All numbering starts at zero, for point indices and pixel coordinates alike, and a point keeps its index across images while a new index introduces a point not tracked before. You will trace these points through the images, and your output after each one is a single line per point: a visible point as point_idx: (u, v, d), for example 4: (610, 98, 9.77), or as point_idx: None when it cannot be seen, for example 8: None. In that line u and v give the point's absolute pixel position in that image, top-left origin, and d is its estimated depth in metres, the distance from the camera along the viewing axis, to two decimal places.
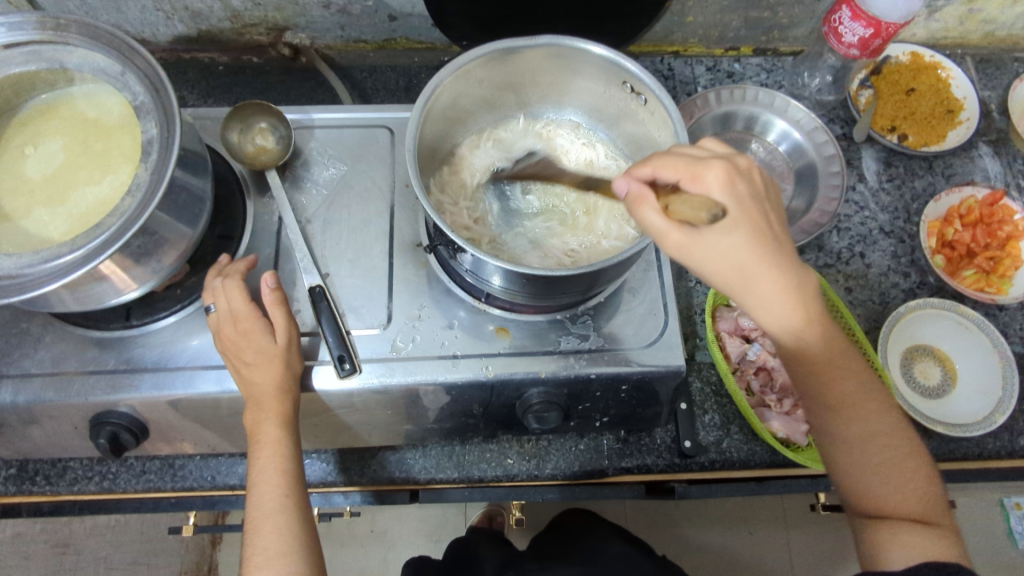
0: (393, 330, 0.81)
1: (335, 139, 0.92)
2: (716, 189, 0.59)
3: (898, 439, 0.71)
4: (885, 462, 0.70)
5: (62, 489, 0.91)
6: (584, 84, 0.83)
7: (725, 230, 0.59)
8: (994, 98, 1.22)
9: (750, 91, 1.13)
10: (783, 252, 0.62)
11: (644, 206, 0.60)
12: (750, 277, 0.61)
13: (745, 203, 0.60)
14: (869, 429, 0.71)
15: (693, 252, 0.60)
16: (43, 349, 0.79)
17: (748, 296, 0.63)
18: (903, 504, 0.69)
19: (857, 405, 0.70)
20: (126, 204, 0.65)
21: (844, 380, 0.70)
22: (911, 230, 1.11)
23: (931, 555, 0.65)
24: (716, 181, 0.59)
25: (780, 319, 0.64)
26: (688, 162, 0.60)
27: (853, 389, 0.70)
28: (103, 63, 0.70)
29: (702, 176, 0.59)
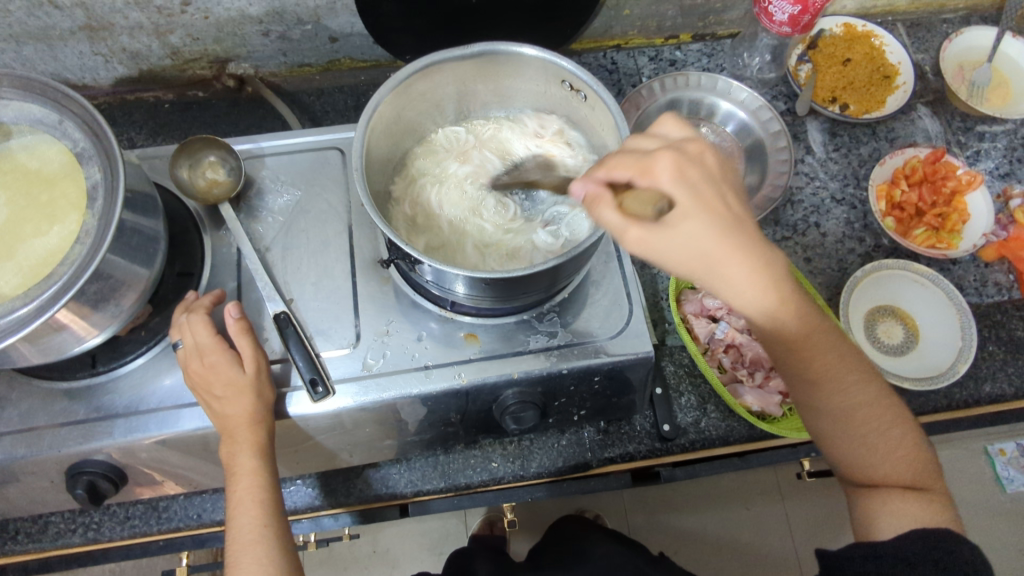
0: (363, 348, 0.82)
1: (287, 165, 0.92)
2: (667, 179, 0.59)
3: (882, 407, 0.72)
4: (873, 430, 0.72)
5: (46, 545, 0.89)
6: (524, 85, 0.84)
7: (682, 220, 0.59)
8: (927, 60, 1.26)
9: (693, 77, 1.16)
10: (748, 236, 0.62)
11: (603, 206, 0.59)
12: (722, 265, 0.61)
13: (703, 188, 0.60)
14: (851, 401, 0.72)
15: (654, 246, 0.60)
16: (11, 407, 0.78)
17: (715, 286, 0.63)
18: (893, 471, 0.71)
19: (840, 377, 0.71)
20: (77, 252, 0.65)
21: (825, 355, 0.71)
22: (862, 196, 1.14)
23: (920, 520, 0.68)
24: (667, 172, 0.59)
25: (751, 300, 0.64)
26: (638, 156, 0.60)
27: (833, 363, 0.71)
28: (38, 113, 0.71)
29: (654, 166, 0.59)
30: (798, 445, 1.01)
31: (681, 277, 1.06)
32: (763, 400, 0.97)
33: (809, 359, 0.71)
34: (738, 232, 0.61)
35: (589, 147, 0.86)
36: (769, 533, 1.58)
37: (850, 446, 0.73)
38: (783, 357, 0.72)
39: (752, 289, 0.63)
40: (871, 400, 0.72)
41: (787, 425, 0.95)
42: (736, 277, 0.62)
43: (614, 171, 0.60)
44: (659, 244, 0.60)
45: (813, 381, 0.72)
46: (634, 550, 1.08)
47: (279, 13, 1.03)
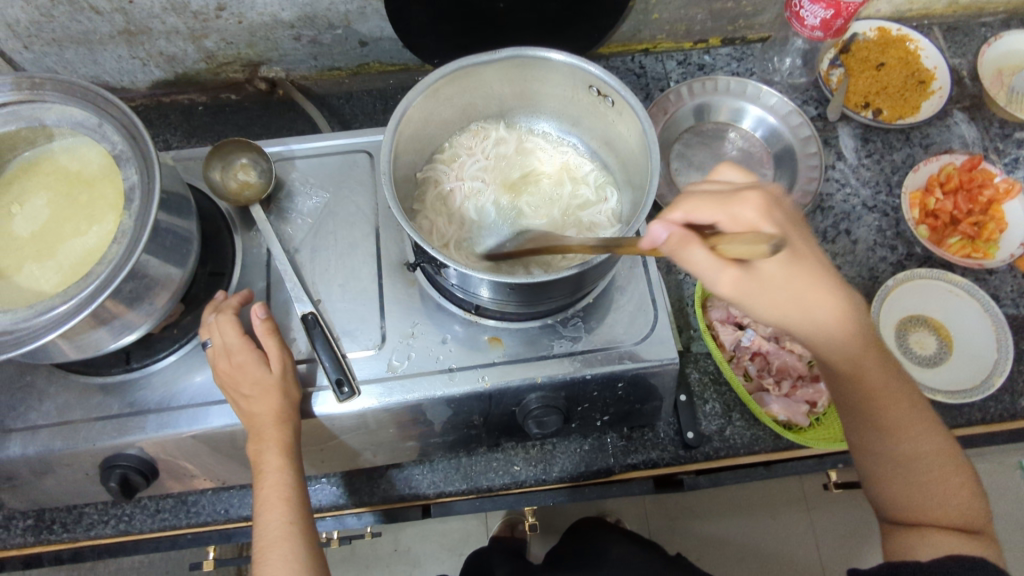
0: (389, 350, 0.83)
1: (317, 168, 0.94)
2: (757, 221, 0.58)
3: (942, 454, 0.72)
4: (936, 479, 0.70)
5: (79, 535, 0.92)
6: (552, 90, 0.84)
7: (777, 267, 0.61)
8: (964, 65, 1.23)
9: (721, 82, 1.15)
10: (833, 279, 0.65)
11: (692, 246, 0.56)
12: (806, 304, 0.64)
13: (788, 233, 0.61)
14: (913, 447, 0.71)
15: (745, 291, 0.60)
16: (49, 401, 0.80)
17: (797, 322, 0.65)
18: (944, 514, 0.69)
19: (905, 423, 0.72)
20: (113, 251, 0.67)
21: (895, 405, 0.72)
22: (894, 204, 1.11)
23: (958, 549, 0.66)
24: (753, 215, 0.58)
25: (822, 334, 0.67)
26: (721, 199, 0.59)
27: (901, 408, 0.72)
28: (79, 117, 0.72)
29: (738, 214, 0.58)
30: (825, 456, 0.99)
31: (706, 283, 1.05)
32: (789, 409, 0.95)
33: (876, 405, 0.72)
34: (815, 274, 0.63)
35: (616, 152, 0.85)
36: (793, 544, 1.56)
37: (908, 492, 0.71)
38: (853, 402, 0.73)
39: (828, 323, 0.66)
40: (933, 448, 0.71)
41: (815, 435, 0.93)
42: (819, 312, 0.65)
43: (693, 215, 0.59)
44: (750, 288, 0.60)
45: (883, 431, 0.72)
46: (654, 552, 1.08)
47: (311, 18, 1.04)
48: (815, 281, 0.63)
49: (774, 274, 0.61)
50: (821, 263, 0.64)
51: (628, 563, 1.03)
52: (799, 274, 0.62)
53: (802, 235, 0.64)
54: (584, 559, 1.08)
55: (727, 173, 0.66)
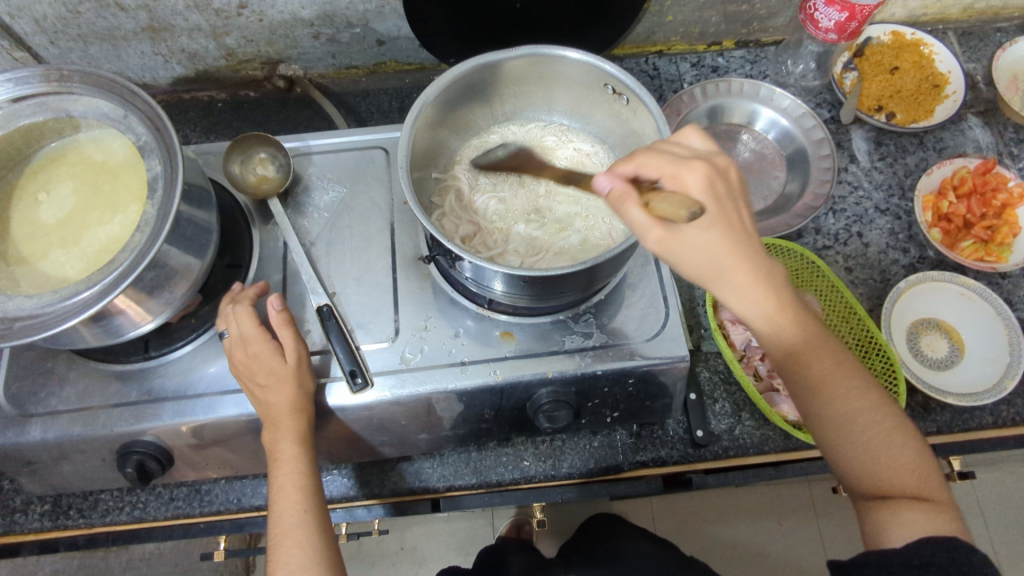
0: (402, 343, 0.84)
1: (333, 164, 0.95)
2: (695, 190, 0.61)
3: (883, 419, 0.71)
4: (874, 435, 0.71)
5: (94, 521, 0.93)
6: (567, 88, 0.85)
7: (707, 230, 0.62)
8: (979, 70, 1.23)
9: (735, 84, 1.15)
10: (756, 250, 0.66)
11: (629, 203, 0.60)
12: (728, 274, 0.65)
13: (724, 203, 0.63)
14: (856, 416, 0.71)
15: (674, 248, 0.62)
16: (69, 387, 0.82)
17: (727, 292, 0.67)
18: (897, 481, 0.69)
19: (846, 393, 0.72)
20: (136, 239, 0.69)
21: (823, 365, 0.72)
22: (907, 206, 1.11)
23: (932, 527, 0.65)
24: (697, 179, 0.61)
25: (755, 306, 0.68)
26: (673, 160, 0.62)
27: (837, 377, 0.72)
28: (106, 108, 0.74)
29: (684, 178, 0.61)
30: None
31: None
32: (800, 409, 0.95)
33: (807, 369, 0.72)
34: (743, 246, 0.64)
35: (630, 149, 0.86)
36: (801, 549, 1.55)
37: (849, 449, 0.71)
38: (783, 362, 0.72)
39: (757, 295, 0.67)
40: (875, 414, 0.71)
41: None
42: (742, 287, 0.66)
43: (643, 171, 0.62)
44: (676, 246, 0.62)
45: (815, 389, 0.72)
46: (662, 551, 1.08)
47: (330, 16, 1.06)
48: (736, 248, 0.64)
49: (700, 236, 0.62)
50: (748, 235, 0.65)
51: (638, 562, 1.03)
52: (725, 240, 0.63)
53: (740, 204, 0.65)
54: (593, 557, 1.08)
55: (692, 138, 0.67)
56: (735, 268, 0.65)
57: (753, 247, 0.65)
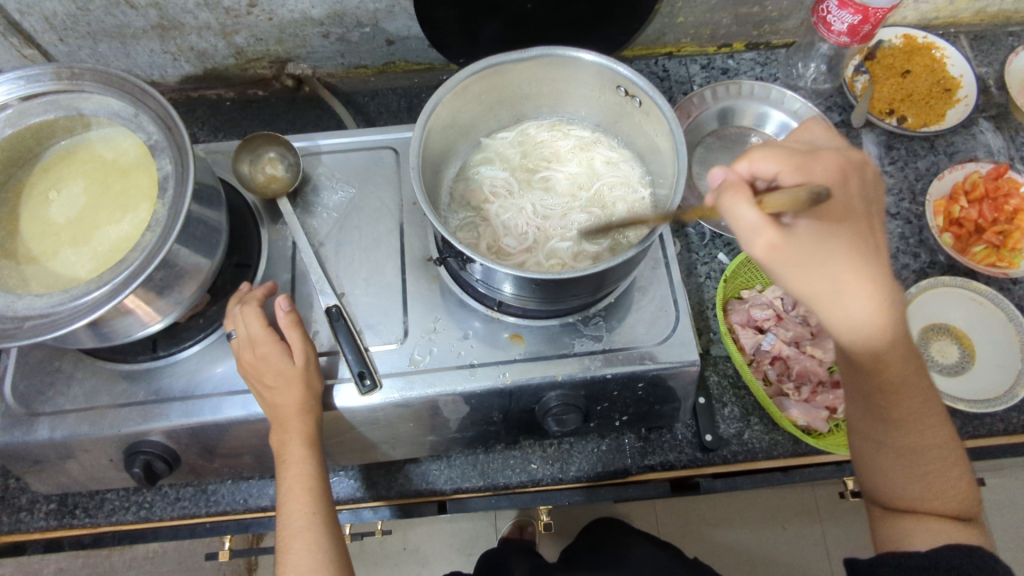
0: (411, 344, 0.83)
1: (343, 163, 0.95)
2: (822, 178, 0.63)
3: (945, 447, 0.71)
4: (935, 469, 0.70)
5: (100, 521, 0.93)
6: (579, 89, 0.85)
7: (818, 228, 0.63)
8: (991, 74, 1.22)
9: (746, 86, 1.15)
10: (874, 264, 0.64)
11: (741, 196, 0.58)
12: (843, 283, 0.64)
13: (838, 201, 0.64)
14: (921, 437, 0.70)
15: (787, 249, 0.61)
16: (76, 386, 0.82)
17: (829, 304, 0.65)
18: (940, 503, 0.69)
19: (919, 416, 0.70)
20: (147, 239, 0.68)
21: (912, 397, 0.70)
22: (918, 211, 1.11)
23: (956, 541, 0.65)
24: (822, 174, 0.63)
25: (859, 322, 0.66)
26: (798, 157, 0.64)
27: (918, 402, 0.70)
28: (117, 108, 0.74)
29: (812, 168, 0.63)
30: (844, 463, 0.98)
31: (729, 286, 1.04)
32: (809, 414, 0.94)
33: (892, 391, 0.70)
34: (855, 252, 0.64)
35: (642, 151, 0.86)
36: (805, 554, 1.55)
37: (909, 477, 0.70)
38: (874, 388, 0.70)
39: (862, 311, 0.65)
40: (939, 441, 0.70)
41: (834, 441, 0.92)
42: (847, 297, 0.64)
43: (758, 166, 0.63)
44: (790, 244, 0.61)
45: (894, 417, 0.71)
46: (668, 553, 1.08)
47: (340, 16, 1.05)
48: (848, 260, 0.63)
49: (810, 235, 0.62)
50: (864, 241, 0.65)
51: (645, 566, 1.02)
52: (839, 236, 0.63)
53: (859, 208, 0.66)
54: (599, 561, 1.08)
55: (814, 134, 0.70)
56: (851, 278, 0.63)
57: (868, 256, 0.65)
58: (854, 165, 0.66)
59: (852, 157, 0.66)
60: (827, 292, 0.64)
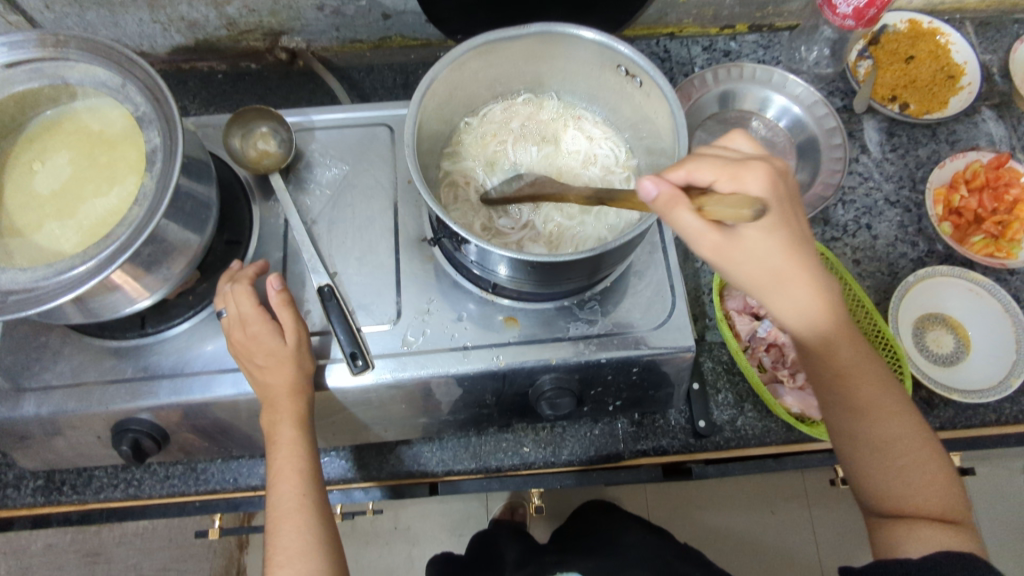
0: (403, 325, 0.82)
1: (336, 140, 0.93)
2: (755, 190, 0.61)
3: (918, 443, 0.71)
4: (909, 463, 0.70)
5: (88, 498, 0.92)
6: (578, 68, 0.83)
7: (762, 231, 0.65)
8: (995, 61, 1.21)
9: (747, 69, 1.13)
10: (813, 260, 0.68)
11: (680, 207, 0.58)
12: (785, 279, 0.67)
13: (782, 206, 0.64)
14: (889, 433, 0.71)
15: (731, 253, 0.64)
16: (63, 362, 0.80)
17: (776, 298, 0.69)
18: (923, 502, 0.69)
19: (880, 408, 0.72)
20: (134, 213, 0.67)
21: (865, 386, 0.72)
22: (917, 199, 1.10)
23: (947, 546, 0.65)
24: (756, 184, 0.61)
25: (805, 316, 0.70)
26: (730, 165, 0.61)
27: (876, 394, 0.72)
28: (103, 77, 0.71)
29: (743, 178, 0.61)
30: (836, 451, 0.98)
31: None
32: (803, 403, 0.94)
33: (847, 382, 0.72)
34: (796, 251, 0.66)
35: (640, 133, 0.84)
36: (793, 539, 1.56)
37: (883, 470, 0.71)
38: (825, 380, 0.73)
39: (806, 302, 0.69)
40: (909, 435, 0.71)
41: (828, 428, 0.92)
42: (791, 293, 0.68)
43: (694, 174, 0.60)
44: (733, 249, 0.64)
45: (853, 409, 0.73)
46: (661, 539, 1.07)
47: None
48: (790, 258, 0.66)
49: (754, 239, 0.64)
50: (805, 242, 0.68)
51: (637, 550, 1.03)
52: (780, 239, 0.65)
53: (796, 209, 0.67)
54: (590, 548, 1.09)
55: (739, 143, 0.67)
56: (790, 275, 0.67)
57: (808, 255, 0.68)
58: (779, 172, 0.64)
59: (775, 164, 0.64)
60: (770, 288, 0.68)
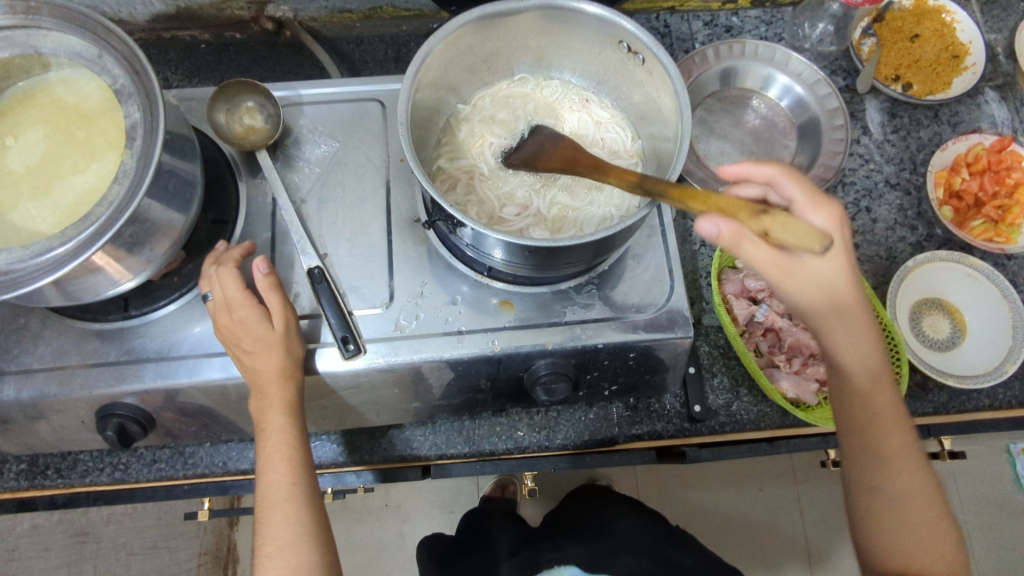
0: (396, 309, 0.80)
1: (326, 116, 0.90)
2: (825, 222, 0.66)
3: (932, 505, 0.75)
4: (925, 522, 0.74)
5: (74, 482, 0.90)
6: (579, 43, 0.80)
7: (833, 263, 0.66)
8: (1000, 41, 1.19)
9: (750, 45, 1.10)
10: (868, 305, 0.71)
11: (746, 242, 0.61)
12: (838, 315, 0.70)
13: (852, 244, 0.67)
14: (910, 490, 0.75)
15: (796, 279, 0.66)
16: (43, 344, 0.78)
17: (826, 328, 0.72)
18: (930, 565, 0.72)
19: (908, 463, 0.75)
20: (113, 192, 0.64)
21: (897, 436, 0.75)
22: (918, 181, 1.08)
23: None
24: (829, 220, 0.66)
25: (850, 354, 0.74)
26: (811, 196, 0.67)
27: (906, 448, 0.75)
28: (78, 47, 0.68)
29: (817, 212, 0.67)
30: (829, 435, 0.98)
31: (724, 256, 1.01)
32: (799, 387, 0.94)
33: (879, 430, 0.75)
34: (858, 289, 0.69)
35: (641, 112, 0.82)
36: (782, 518, 1.58)
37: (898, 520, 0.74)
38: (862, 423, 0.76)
39: (850, 342, 0.73)
40: (927, 496, 0.75)
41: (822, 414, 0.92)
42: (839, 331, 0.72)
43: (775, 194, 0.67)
44: (796, 275, 0.66)
45: (887, 457, 0.75)
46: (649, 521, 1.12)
47: None
48: (850, 296, 0.69)
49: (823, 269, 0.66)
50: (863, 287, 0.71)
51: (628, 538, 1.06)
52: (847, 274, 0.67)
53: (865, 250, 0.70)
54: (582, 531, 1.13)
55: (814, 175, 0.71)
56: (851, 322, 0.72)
57: (864, 299, 0.70)
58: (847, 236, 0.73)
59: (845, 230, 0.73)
60: (822, 319, 0.70)
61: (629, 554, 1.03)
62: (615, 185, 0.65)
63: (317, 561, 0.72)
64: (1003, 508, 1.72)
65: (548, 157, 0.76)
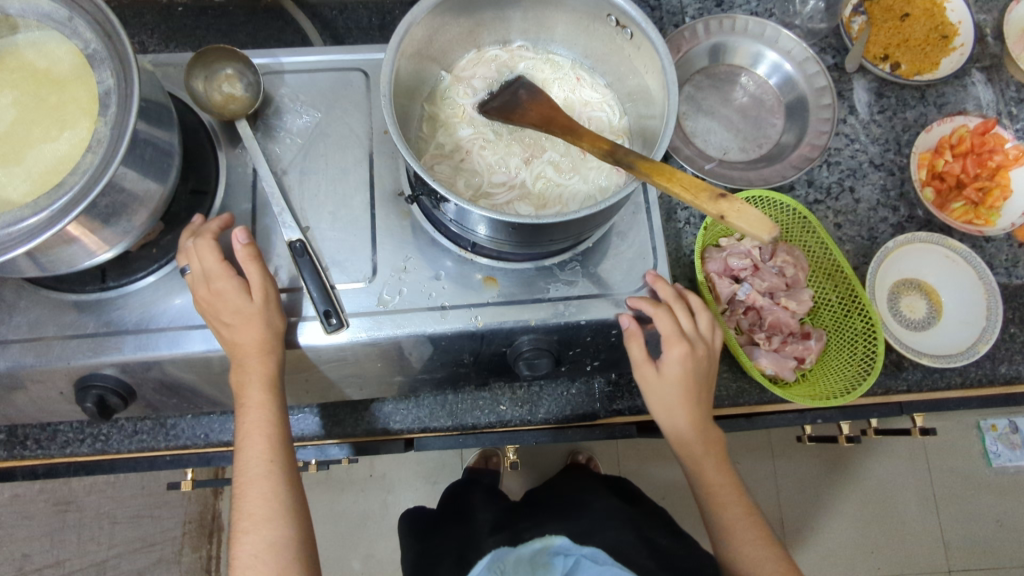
0: (379, 283, 0.80)
1: (307, 85, 0.88)
2: (670, 356, 0.82)
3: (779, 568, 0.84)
4: None
5: (54, 452, 0.90)
6: (567, 15, 0.78)
7: (666, 378, 0.84)
8: (990, 21, 1.18)
9: (740, 20, 1.08)
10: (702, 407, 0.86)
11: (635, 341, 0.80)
12: (682, 416, 0.85)
13: (693, 363, 0.83)
14: (754, 556, 0.85)
15: (647, 385, 0.85)
16: (19, 315, 0.76)
17: (674, 427, 0.87)
18: None
19: (745, 530, 0.86)
20: (88, 161, 0.63)
21: (731, 507, 0.87)
22: (902, 162, 1.09)
23: None
24: (671, 352, 0.82)
25: (698, 446, 0.87)
26: (670, 331, 0.81)
27: (741, 518, 0.87)
28: (47, 8, 0.67)
29: (668, 347, 0.81)
30: (806, 411, 1.00)
31: (707, 234, 1.00)
32: (777, 364, 0.94)
33: (717, 503, 0.88)
34: (690, 396, 0.85)
35: (628, 88, 0.81)
36: None
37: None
38: (701, 493, 0.89)
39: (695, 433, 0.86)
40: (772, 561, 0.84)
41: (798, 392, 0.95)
42: (687, 427, 0.86)
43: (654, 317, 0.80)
44: (649, 381, 0.84)
45: (724, 525, 0.87)
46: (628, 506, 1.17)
47: None
48: (690, 401, 0.85)
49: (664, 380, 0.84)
50: (703, 393, 0.86)
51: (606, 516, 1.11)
52: (681, 387, 0.84)
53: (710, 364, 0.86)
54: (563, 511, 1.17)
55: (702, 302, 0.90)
56: (680, 416, 0.85)
57: (697, 401, 0.85)
58: (697, 354, 0.84)
59: (698, 348, 0.84)
60: (667, 416, 0.86)
61: (611, 529, 1.06)
62: (588, 150, 0.68)
63: (293, 538, 0.73)
64: (970, 482, 1.78)
65: (525, 110, 0.77)
